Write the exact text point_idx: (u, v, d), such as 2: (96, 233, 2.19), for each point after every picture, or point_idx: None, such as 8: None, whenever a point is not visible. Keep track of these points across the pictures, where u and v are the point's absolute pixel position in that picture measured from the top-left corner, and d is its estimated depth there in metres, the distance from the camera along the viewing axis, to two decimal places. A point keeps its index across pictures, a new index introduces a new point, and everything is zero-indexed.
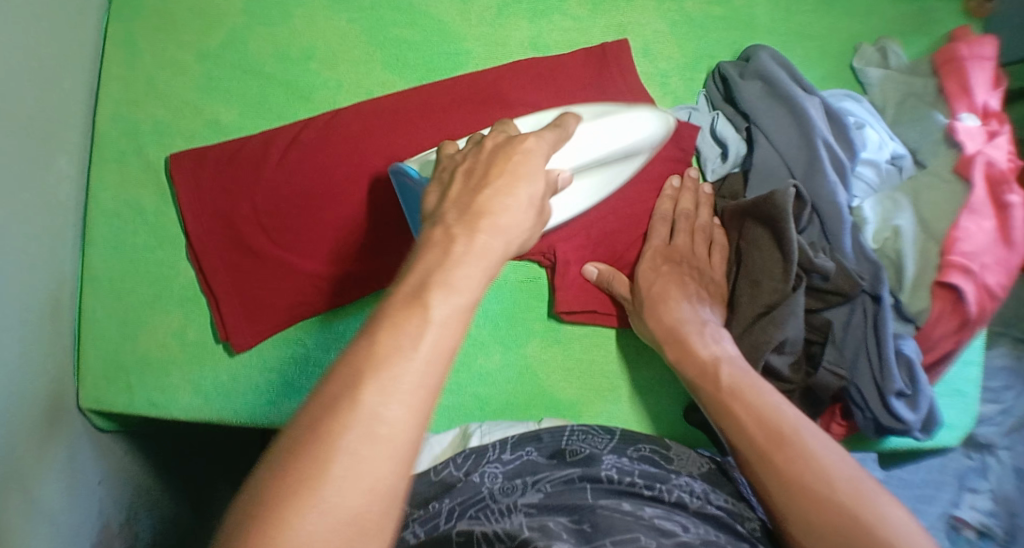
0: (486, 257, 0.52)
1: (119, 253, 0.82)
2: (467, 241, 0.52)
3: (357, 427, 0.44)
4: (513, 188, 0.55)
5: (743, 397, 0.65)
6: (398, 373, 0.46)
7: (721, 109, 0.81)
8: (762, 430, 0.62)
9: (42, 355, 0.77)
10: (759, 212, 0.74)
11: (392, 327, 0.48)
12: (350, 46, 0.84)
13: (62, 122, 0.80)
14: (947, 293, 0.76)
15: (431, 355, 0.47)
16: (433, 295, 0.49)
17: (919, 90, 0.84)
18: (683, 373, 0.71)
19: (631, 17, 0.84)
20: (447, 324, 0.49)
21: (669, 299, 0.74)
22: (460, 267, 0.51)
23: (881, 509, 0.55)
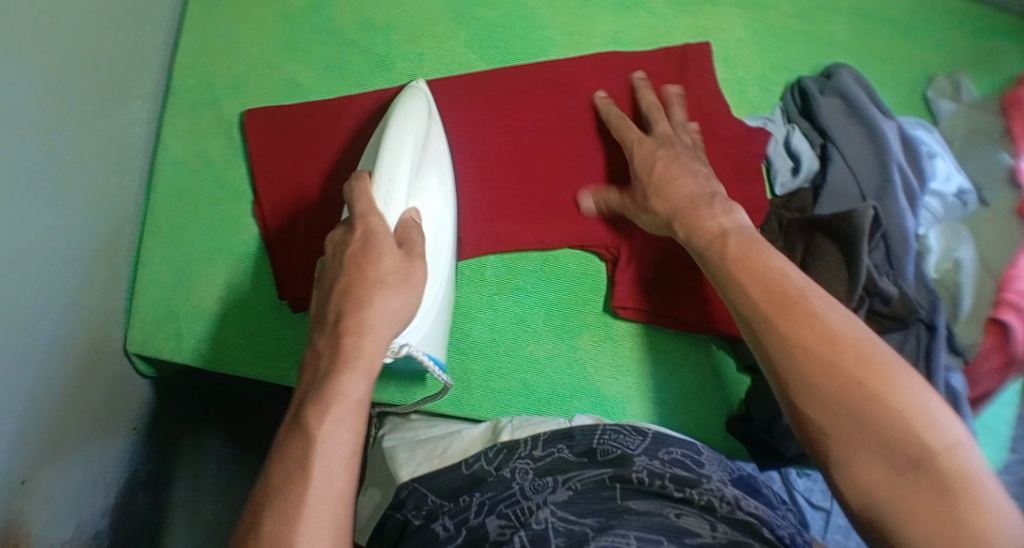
0: (369, 366, 0.57)
1: (180, 200, 0.82)
2: (338, 350, 0.57)
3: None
4: (391, 298, 0.58)
5: (815, 322, 0.58)
6: (326, 511, 0.53)
7: (796, 123, 0.83)
8: (829, 350, 0.57)
9: (93, 292, 0.77)
10: (832, 228, 0.74)
11: (290, 456, 0.54)
12: (435, 21, 0.85)
13: (139, 64, 0.80)
14: (997, 329, 0.77)
15: (335, 491, 0.54)
16: (313, 419, 0.55)
17: (986, 127, 0.83)
18: (724, 289, 0.64)
19: (713, 24, 0.87)
20: (336, 443, 0.54)
21: (676, 179, 0.71)
22: (345, 378, 0.56)
23: (936, 425, 0.53)
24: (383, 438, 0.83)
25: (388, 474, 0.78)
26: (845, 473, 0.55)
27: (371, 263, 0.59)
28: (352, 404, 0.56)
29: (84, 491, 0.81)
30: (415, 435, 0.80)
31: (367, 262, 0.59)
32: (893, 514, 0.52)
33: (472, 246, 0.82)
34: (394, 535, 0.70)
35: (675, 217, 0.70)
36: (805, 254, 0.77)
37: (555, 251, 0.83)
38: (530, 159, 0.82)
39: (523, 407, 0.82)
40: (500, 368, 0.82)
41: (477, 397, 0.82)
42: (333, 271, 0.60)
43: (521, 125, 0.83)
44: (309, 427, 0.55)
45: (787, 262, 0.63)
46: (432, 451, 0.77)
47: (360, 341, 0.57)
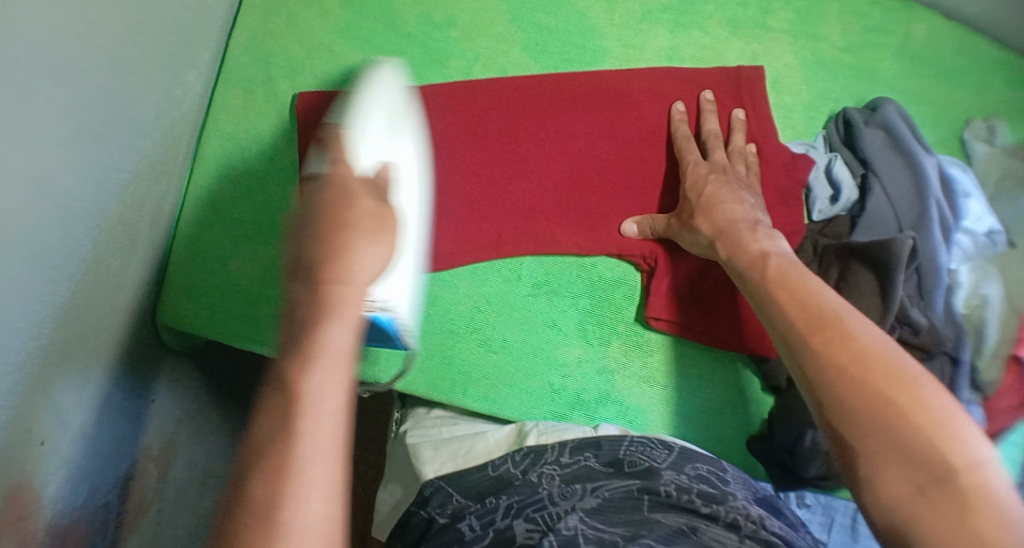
0: (352, 316, 0.54)
1: (227, 176, 0.83)
2: (316, 302, 0.53)
3: (272, 521, 0.45)
4: (367, 242, 0.57)
5: (849, 334, 0.58)
6: (314, 467, 0.47)
7: (838, 152, 0.85)
8: (861, 363, 0.56)
9: (130, 260, 0.77)
10: (870, 256, 0.76)
11: (284, 417, 0.49)
12: (493, 23, 0.87)
13: (198, 38, 0.80)
14: (1015, 367, 0.79)
15: (322, 444, 0.48)
16: (296, 370, 0.50)
17: (1019, 171, 0.86)
18: (766, 309, 0.64)
19: (764, 49, 0.89)
20: (321, 392, 0.50)
21: (725, 203, 0.74)
22: (329, 325, 0.52)
23: (971, 449, 0.51)
24: (404, 433, 0.84)
25: (410, 472, 0.79)
26: (870, 488, 0.53)
27: (346, 207, 0.58)
28: (336, 352, 0.52)
29: (93, 461, 0.76)
30: (437, 434, 0.81)
31: (340, 204, 0.58)
32: (937, 526, 0.49)
33: (512, 247, 0.82)
34: (417, 532, 0.70)
35: (719, 240, 0.72)
36: (840, 280, 0.78)
37: (591, 259, 0.84)
38: (574, 165, 0.84)
39: (548, 411, 0.82)
40: (528, 369, 0.82)
41: (502, 398, 0.81)
42: (301, 210, 0.59)
43: (560, 130, 0.84)
44: (293, 375, 0.50)
45: (826, 285, 0.64)
46: (455, 451, 0.78)
47: (336, 287, 0.54)
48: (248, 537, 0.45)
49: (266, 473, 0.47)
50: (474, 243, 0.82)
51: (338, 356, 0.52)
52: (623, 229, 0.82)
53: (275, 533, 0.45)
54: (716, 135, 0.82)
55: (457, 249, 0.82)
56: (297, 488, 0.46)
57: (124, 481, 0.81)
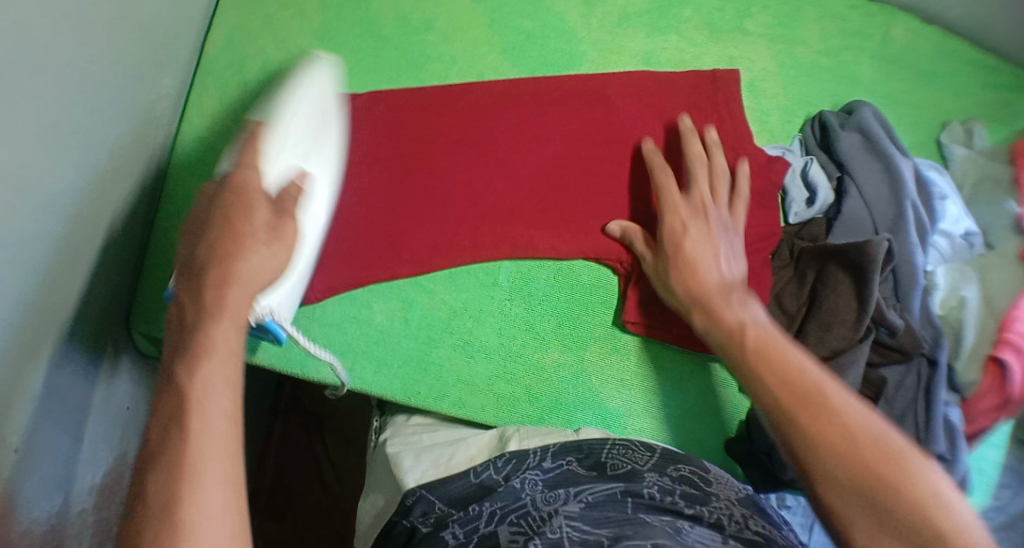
0: (234, 314, 0.56)
1: (201, 181, 0.82)
2: (201, 295, 0.56)
3: (175, 496, 0.48)
4: (259, 255, 0.60)
5: (832, 409, 0.57)
6: (211, 461, 0.49)
7: (814, 154, 0.85)
8: (791, 391, 0.60)
9: (106, 265, 0.76)
10: (847, 258, 0.76)
11: (179, 412, 0.51)
12: (470, 26, 0.87)
13: (172, 43, 0.80)
14: (995, 368, 0.79)
15: (217, 427, 0.51)
16: (184, 366, 0.53)
17: (998, 174, 0.86)
18: (708, 338, 0.69)
19: (741, 52, 0.89)
20: (207, 393, 0.52)
21: (702, 259, 0.73)
22: (210, 325, 0.55)
23: (908, 464, 0.54)
24: (384, 440, 0.82)
25: (391, 480, 0.78)
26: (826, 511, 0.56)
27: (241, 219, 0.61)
28: (224, 350, 0.54)
29: (74, 467, 0.76)
30: (419, 441, 0.80)
31: (238, 216, 0.61)
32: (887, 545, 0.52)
33: (487, 249, 0.82)
34: (401, 541, 0.70)
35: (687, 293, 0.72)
36: (817, 282, 0.78)
37: (569, 262, 0.84)
38: (549, 167, 0.84)
39: (526, 415, 0.81)
40: (505, 374, 0.82)
41: (479, 402, 0.81)
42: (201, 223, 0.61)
43: (538, 133, 0.84)
44: (184, 367, 0.53)
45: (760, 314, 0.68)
46: (438, 458, 0.77)
47: (231, 288, 0.57)
48: (156, 532, 0.47)
49: (166, 458, 0.49)
50: (405, 249, 0.81)
51: (221, 347, 0.54)
52: (606, 228, 0.82)
53: (172, 515, 0.47)
54: (703, 161, 0.79)
55: (384, 254, 0.81)
56: (197, 465, 0.49)
57: (98, 488, 0.81)
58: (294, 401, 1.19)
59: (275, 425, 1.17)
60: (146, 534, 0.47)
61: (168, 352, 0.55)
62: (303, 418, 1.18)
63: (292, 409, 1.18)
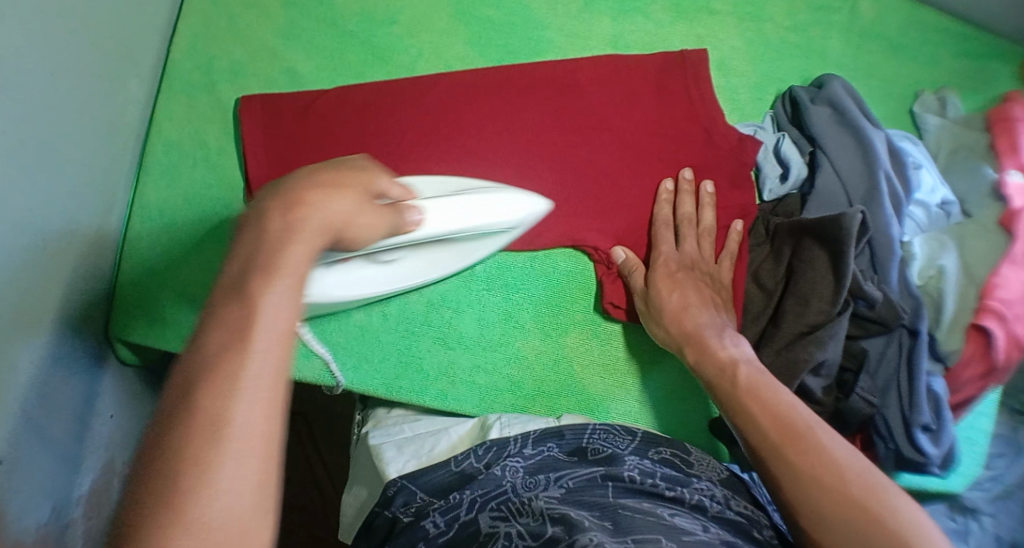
0: (310, 241, 0.51)
1: (173, 184, 0.82)
2: (282, 218, 0.50)
3: (214, 441, 0.41)
4: (340, 195, 0.54)
5: (820, 447, 0.61)
6: (255, 430, 0.42)
7: (786, 131, 0.85)
8: (777, 427, 0.64)
9: (80, 272, 0.76)
10: (822, 232, 0.75)
11: (225, 345, 0.44)
12: (435, 18, 0.86)
13: (136, 47, 0.80)
14: (979, 336, 0.78)
15: (269, 374, 0.44)
16: (254, 296, 0.46)
17: (971, 142, 0.87)
18: (702, 373, 0.73)
19: (709, 32, 0.89)
20: (270, 347, 0.45)
21: (692, 309, 0.76)
22: (292, 249, 0.49)
23: (891, 499, 0.57)
24: (367, 434, 0.82)
25: (374, 474, 0.78)
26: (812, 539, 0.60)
27: (345, 175, 0.56)
28: (293, 276, 0.48)
29: (57, 476, 0.75)
30: (400, 432, 0.80)
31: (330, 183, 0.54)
32: None
33: None
34: (382, 533, 0.70)
35: (670, 339, 0.76)
36: (794, 257, 0.78)
37: (546, 250, 0.83)
38: (520, 156, 0.83)
39: (509, 404, 0.82)
40: (486, 364, 0.82)
41: (462, 393, 0.81)
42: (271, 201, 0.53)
43: (509, 122, 0.84)
44: (251, 295, 0.46)
45: (751, 353, 0.73)
46: (419, 449, 0.77)
47: (310, 215, 0.52)
48: (172, 504, 0.39)
49: (207, 392, 0.42)
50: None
51: (296, 280, 0.48)
52: (612, 255, 0.82)
53: (203, 480, 0.40)
54: (690, 220, 0.81)
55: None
56: (238, 405, 0.42)
57: (89, 494, 0.81)
58: None
59: None
60: (165, 501, 0.39)
61: (233, 265, 0.49)
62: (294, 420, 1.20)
63: None
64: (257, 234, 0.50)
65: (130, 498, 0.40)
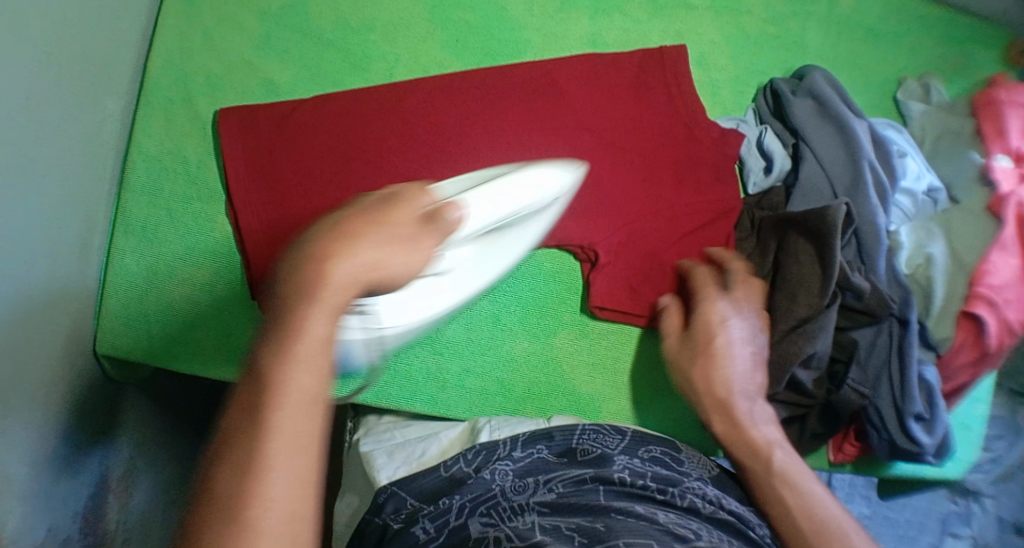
0: (344, 289, 0.49)
1: (153, 200, 0.81)
2: (309, 272, 0.48)
3: (245, 476, 0.43)
4: (377, 232, 0.52)
5: (781, 501, 0.67)
6: (291, 461, 0.44)
7: (769, 123, 0.85)
8: (809, 522, 0.65)
9: (62, 293, 0.75)
10: (807, 226, 0.75)
11: (252, 400, 0.45)
12: (411, 23, 0.86)
13: (111, 64, 0.79)
14: (970, 323, 0.78)
15: (299, 424, 0.45)
16: (282, 352, 0.46)
17: (957, 128, 0.86)
18: (733, 444, 0.72)
19: (688, 27, 0.88)
20: (304, 384, 0.46)
21: (725, 358, 0.74)
22: (313, 316, 0.47)
23: None
24: (358, 439, 0.81)
25: (366, 482, 0.78)
26: None
27: (374, 213, 0.53)
28: (331, 306, 0.48)
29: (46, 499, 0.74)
30: (390, 438, 0.79)
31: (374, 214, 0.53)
32: None
33: None
34: (374, 537, 0.69)
35: (678, 357, 0.77)
36: (780, 252, 0.78)
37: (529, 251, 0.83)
38: (501, 157, 0.83)
39: (498, 408, 0.81)
40: (475, 369, 0.81)
41: (451, 399, 0.81)
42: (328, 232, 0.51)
43: (490, 126, 0.84)
44: (291, 329, 0.47)
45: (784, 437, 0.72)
46: (409, 455, 0.77)
47: (336, 266, 0.49)
48: (214, 534, 0.42)
49: (248, 435, 0.44)
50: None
51: (330, 312, 0.48)
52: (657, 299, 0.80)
53: (239, 533, 0.42)
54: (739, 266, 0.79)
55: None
56: (275, 441, 0.44)
57: (84, 512, 0.82)
58: None
59: None
60: (209, 533, 0.42)
61: (270, 309, 0.49)
62: None
63: None
64: (302, 273, 0.48)
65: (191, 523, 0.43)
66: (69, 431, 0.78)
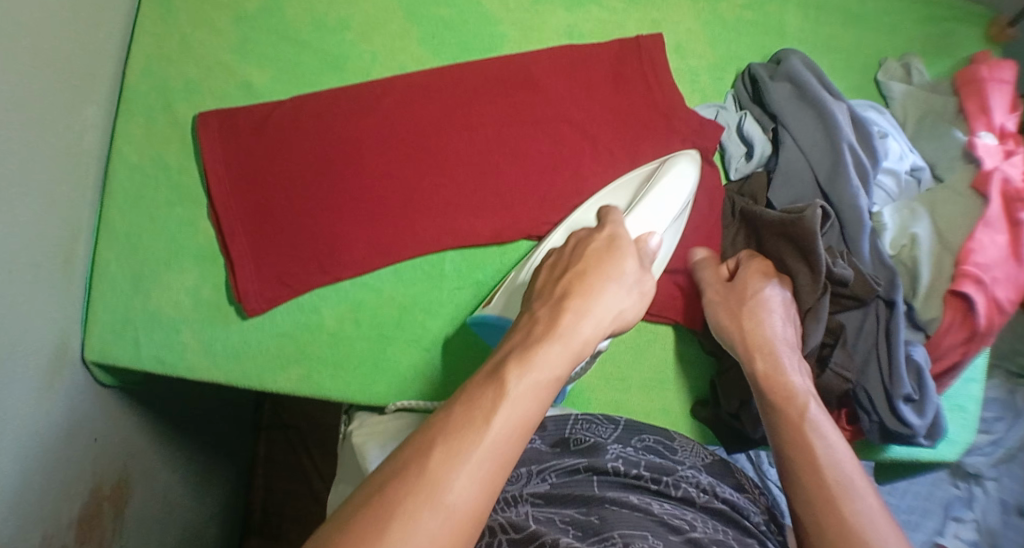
0: (575, 347, 0.57)
1: (137, 206, 0.81)
2: (552, 324, 0.58)
3: (451, 461, 0.48)
4: (609, 281, 0.61)
5: (807, 448, 0.65)
6: (493, 467, 0.49)
7: (748, 109, 0.85)
8: (833, 472, 0.63)
9: (52, 300, 0.75)
10: (788, 232, 0.76)
11: (470, 403, 0.51)
12: (388, 19, 0.86)
13: (94, 70, 0.78)
14: (958, 302, 0.77)
15: (506, 428, 0.50)
16: (513, 373, 0.53)
17: (940, 107, 0.86)
18: (758, 387, 0.71)
19: (665, 15, 0.88)
20: (523, 404, 0.52)
21: (757, 313, 0.75)
22: (547, 349, 0.55)
23: None
24: (351, 434, 0.80)
25: (354, 469, 0.76)
26: None
27: (614, 263, 0.63)
28: (569, 354, 0.56)
29: (44, 508, 0.74)
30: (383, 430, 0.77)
31: (610, 257, 0.63)
32: None
33: (430, 242, 0.82)
34: None
35: (720, 304, 0.77)
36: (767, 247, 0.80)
37: (514, 243, 0.84)
38: (482, 153, 0.84)
39: None
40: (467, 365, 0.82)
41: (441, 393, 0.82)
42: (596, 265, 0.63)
43: (469, 121, 0.84)
44: (523, 363, 0.54)
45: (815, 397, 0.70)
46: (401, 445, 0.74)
47: (583, 324, 0.58)
48: (408, 502, 0.46)
49: (459, 428, 0.49)
50: (342, 255, 0.81)
51: (566, 358, 0.56)
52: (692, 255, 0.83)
53: (428, 506, 0.46)
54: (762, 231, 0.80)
55: (318, 262, 0.81)
56: (480, 442, 0.49)
57: (78, 522, 0.79)
58: (274, 417, 1.21)
59: (260, 444, 1.20)
60: (404, 498, 0.46)
61: (503, 350, 0.57)
62: (286, 432, 1.21)
63: (274, 426, 1.21)
64: (555, 328, 0.57)
65: (387, 484, 0.47)
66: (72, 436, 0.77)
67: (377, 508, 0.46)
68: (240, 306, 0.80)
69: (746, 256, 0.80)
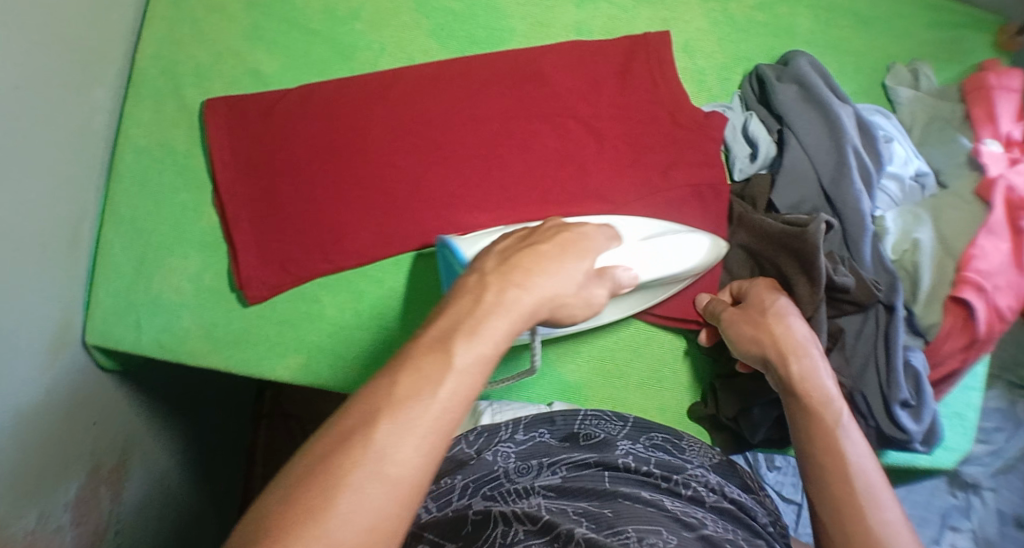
0: (518, 311, 0.55)
1: (143, 190, 0.82)
2: (500, 293, 0.56)
3: (399, 432, 0.48)
4: (565, 260, 0.60)
5: (836, 454, 0.65)
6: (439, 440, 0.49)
7: (755, 110, 0.86)
8: (862, 479, 0.63)
9: (54, 281, 0.75)
10: (787, 245, 0.77)
11: (415, 374, 0.50)
12: (398, 11, 0.86)
13: (104, 53, 0.79)
14: (959, 309, 0.77)
15: (451, 401, 0.50)
16: (460, 345, 0.52)
17: (947, 113, 0.86)
18: (786, 392, 0.71)
19: (674, 14, 0.89)
20: (467, 377, 0.51)
21: (783, 318, 0.74)
22: (495, 319, 0.54)
23: None
24: None
25: None
26: None
27: (576, 248, 0.62)
28: (513, 313, 0.55)
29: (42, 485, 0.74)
30: None
31: (551, 239, 0.62)
32: None
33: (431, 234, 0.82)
34: None
35: (739, 314, 0.77)
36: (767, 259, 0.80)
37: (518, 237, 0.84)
38: (486, 146, 0.84)
39: (488, 398, 0.82)
40: None
41: None
42: (555, 249, 0.61)
43: (475, 113, 0.84)
44: (460, 345, 0.52)
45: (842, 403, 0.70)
46: None
47: (528, 297, 0.56)
48: (353, 477, 0.46)
49: (399, 401, 0.49)
50: (345, 243, 0.81)
51: (509, 329, 0.54)
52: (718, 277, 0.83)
53: (372, 480, 0.46)
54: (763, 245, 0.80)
55: (321, 250, 0.81)
56: (423, 421, 0.49)
57: (75, 503, 0.79)
58: (275, 405, 1.22)
59: (260, 431, 1.21)
60: (344, 467, 0.47)
61: (443, 319, 0.54)
62: (286, 421, 1.21)
63: (275, 414, 1.22)
64: (491, 290, 0.56)
65: (317, 450, 0.48)
66: (74, 415, 0.78)
67: (317, 479, 0.46)
68: (241, 292, 0.81)
69: (747, 281, 0.80)
